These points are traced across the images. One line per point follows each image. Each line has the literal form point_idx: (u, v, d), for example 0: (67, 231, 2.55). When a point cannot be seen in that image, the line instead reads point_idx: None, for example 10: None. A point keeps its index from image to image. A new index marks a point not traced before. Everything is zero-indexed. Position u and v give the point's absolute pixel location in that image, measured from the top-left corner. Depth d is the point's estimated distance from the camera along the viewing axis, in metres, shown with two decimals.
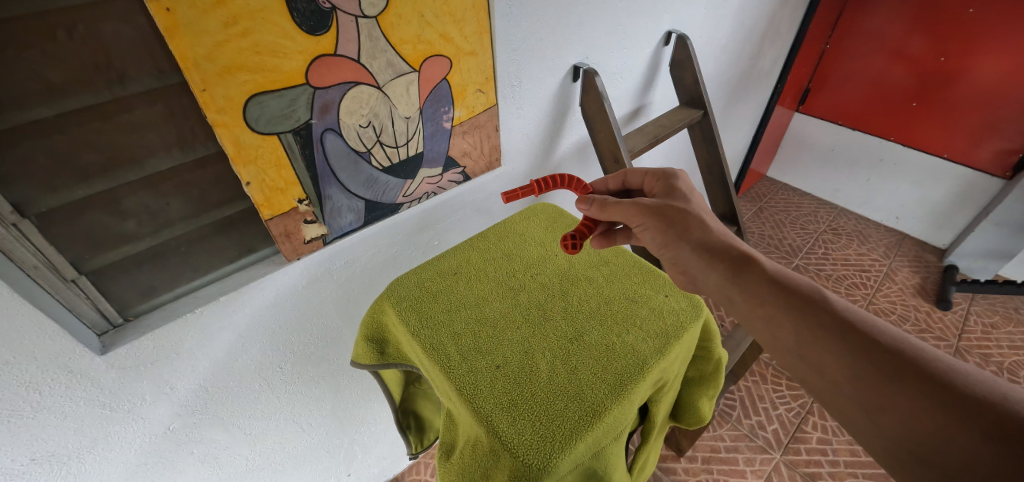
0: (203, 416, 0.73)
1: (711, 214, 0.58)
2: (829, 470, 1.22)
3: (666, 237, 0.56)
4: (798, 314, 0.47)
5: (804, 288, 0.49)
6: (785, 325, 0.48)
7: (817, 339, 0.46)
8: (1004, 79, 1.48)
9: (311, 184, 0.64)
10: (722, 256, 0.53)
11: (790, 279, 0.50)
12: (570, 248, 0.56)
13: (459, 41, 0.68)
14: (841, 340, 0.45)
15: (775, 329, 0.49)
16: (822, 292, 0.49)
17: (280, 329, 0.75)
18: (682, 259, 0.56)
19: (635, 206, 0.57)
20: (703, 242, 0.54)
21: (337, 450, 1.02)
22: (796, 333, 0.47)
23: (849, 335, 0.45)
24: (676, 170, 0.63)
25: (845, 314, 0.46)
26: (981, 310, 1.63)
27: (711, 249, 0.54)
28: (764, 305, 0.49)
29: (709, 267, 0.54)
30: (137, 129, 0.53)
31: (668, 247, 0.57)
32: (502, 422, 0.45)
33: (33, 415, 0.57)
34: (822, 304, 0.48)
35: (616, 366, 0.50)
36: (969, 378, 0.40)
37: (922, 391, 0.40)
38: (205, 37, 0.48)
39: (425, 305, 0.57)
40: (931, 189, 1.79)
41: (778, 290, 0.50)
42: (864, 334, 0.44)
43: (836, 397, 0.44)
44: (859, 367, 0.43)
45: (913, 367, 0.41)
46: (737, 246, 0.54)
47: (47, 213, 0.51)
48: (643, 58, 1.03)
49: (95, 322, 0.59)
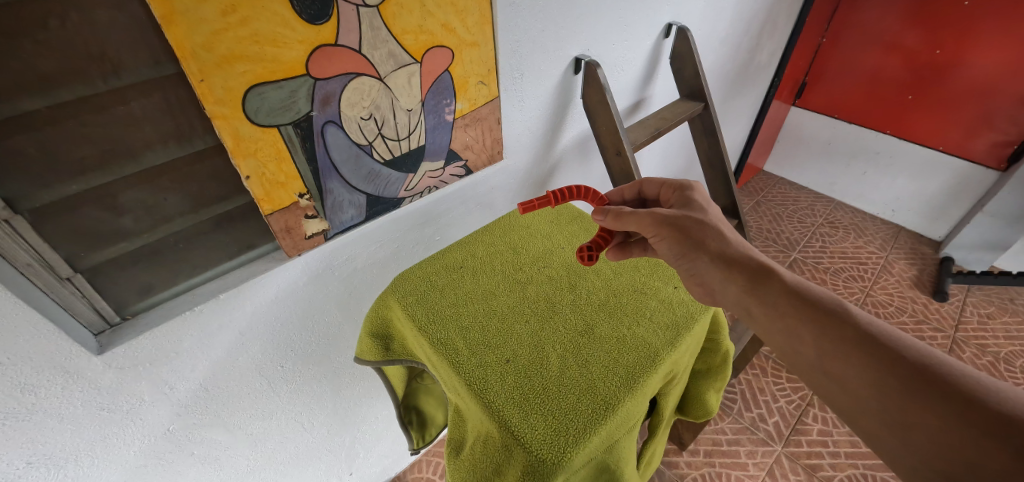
0: (203, 417, 0.72)
1: (729, 225, 0.57)
2: (830, 461, 1.23)
3: (683, 247, 0.55)
4: (818, 326, 0.47)
5: (824, 300, 0.49)
6: (805, 338, 0.48)
7: (839, 352, 0.45)
8: (1000, 72, 1.49)
9: (311, 178, 0.63)
10: (739, 267, 0.53)
11: (810, 291, 0.50)
12: (586, 260, 0.55)
13: (461, 32, 0.67)
14: (864, 352, 0.44)
15: (795, 341, 0.49)
16: (843, 304, 0.48)
17: (281, 327, 0.74)
18: (700, 270, 0.55)
19: (650, 216, 0.57)
20: (721, 254, 0.54)
21: (339, 449, 1.01)
22: (816, 345, 0.47)
23: (872, 349, 0.44)
24: (693, 181, 0.63)
25: (867, 327, 0.46)
26: (977, 301, 1.64)
27: (728, 260, 0.53)
28: (782, 316, 0.49)
29: (728, 279, 0.53)
30: (133, 121, 0.51)
31: (686, 257, 0.56)
32: (515, 417, 0.44)
33: (29, 417, 0.55)
34: (844, 315, 0.47)
35: (628, 359, 0.49)
36: (999, 394, 0.39)
37: (948, 406, 0.39)
38: (202, 26, 0.47)
39: (432, 299, 0.56)
40: (927, 182, 1.80)
41: (798, 301, 0.49)
42: (887, 348, 0.44)
43: (859, 412, 0.44)
44: (882, 382, 0.42)
45: (939, 383, 0.41)
46: (754, 256, 0.54)
47: (40, 209, 0.50)
48: (644, 50, 1.03)
49: (91, 321, 0.57)
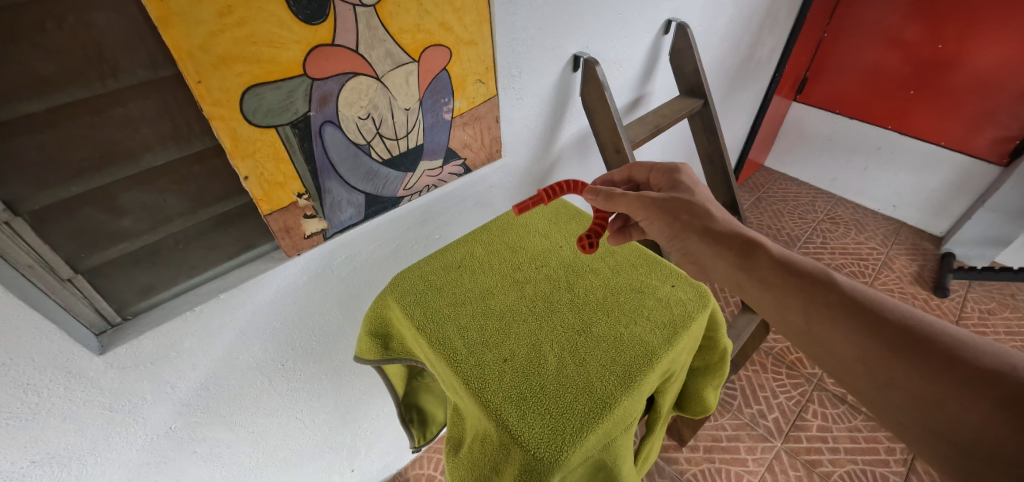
0: (204, 415, 0.72)
1: (717, 204, 0.58)
2: (830, 457, 1.23)
3: (674, 228, 0.57)
4: (806, 298, 0.49)
5: (811, 270, 0.51)
6: (794, 311, 0.49)
7: (829, 323, 0.47)
8: (1002, 67, 1.48)
9: (309, 178, 0.63)
10: (729, 244, 0.54)
11: (796, 261, 0.52)
12: (586, 248, 0.56)
13: (459, 30, 0.67)
14: (850, 318, 0.46)
15: (785, 311, 0.50)
16: (829, 273, 0.50)
17: (281, 326, 0.74)
18: (691, 248, 0.57)
19: (639, 198, 0.58)
20: (710, 232, 0.55)
21: (340, 446, 1.02)
22: (806, 316, 0.49)
23: (858, 314, 0.46)
24: (680, 164, 0.64)
25: (852, 294, 0.48)
26: (978, 297, 1.64)
27: (718, 238, 0.55)
28: (772, 288, 0.51)
29: (717, 255, 0.55)
30: (131, 123, 0.51)
31: (677, 239, 0.58)
32: (511, 416, 0.44)
33: (32, 417, 0.56)
34: (830, 283, 0.49)
35: (625, 357, 0.49)
36: (978, 350, 0.41)
37: (931, 365, 0.41)
38: (199, 28, 0.47)
39: (428, 299, 0.56)
40: (929, 177, 1.80)
41: (786, 273, 0.51)
42: (873, 313, 0.46)
43: (849, 375, 0.46)
44: (868, 346, 0.45)
45: (921, 344, 0.43)
46: (742, 232, 0.55)
47: (41, 211, 0.50)
48: (643, 47, 1.02)
49: (92, 321, 0.58)
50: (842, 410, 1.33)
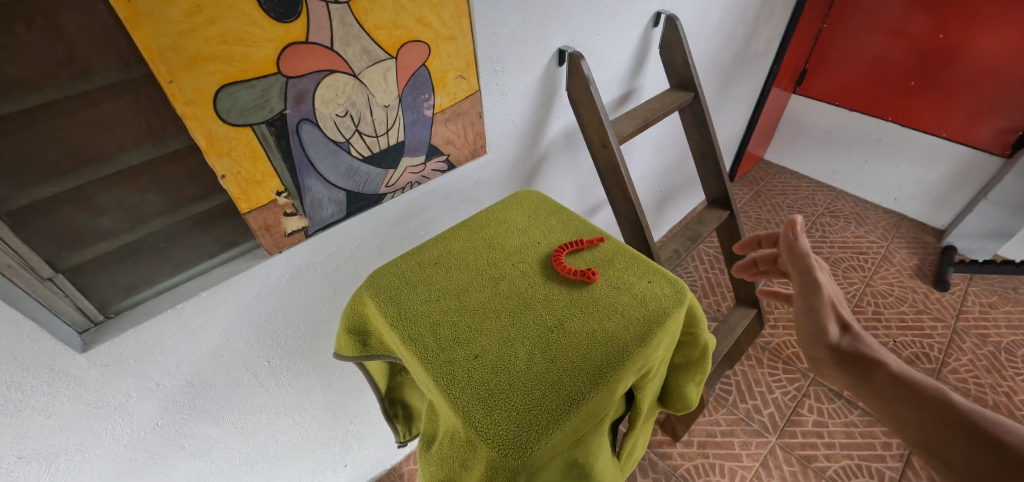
0: (190, 412, 0.74)
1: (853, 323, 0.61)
2: (825, 452, 1.23)
3: (810, 343, 0.61)
4: (933, 424, 0.47)
5: (938, 391, 0.49)
6: (921, 433, 0.48)
7: (953, 448, 0.45)
8: (1005, 56, 1.45)
9: (288, 176, 0.63)
10: (848, 362, 0.57)
11: (917, 381, 0.51)
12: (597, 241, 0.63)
13: (437, 25, 0.67)
14: (984, 448, 0.43)
15: (912, 435, 0.49)
16: (961, 399, 0.47)
17: (265, 324, 0.75)
18: (823, 366, 0.60)
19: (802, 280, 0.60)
20: (840, 350, 0.58)
21: (332, 442, 1.03)
22: (936, 442, 0.46)
23: (990, 443, 0.43)
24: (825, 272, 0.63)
25: (989, 423, 0.44)
26: (979, 291, 1.62)
27: (842, 356, 0.58)
28: (894, 409, 0.51)
29: (842, 374, 0.58)
30: (105, 124, 0.52)
31: (813, 354, 0.61)
32: (479, 414, 0.44)
33: (17, 414, 0.57)
34: (964, 411, 0.46)
35: (597, 353, 0.49)
36: None
37: None
38: (168, 27, 0.47)
39: (404, 295, 0.56)
40: (930, 169, 1.77)
41: (903, 391, 0.51)
42: (1001, 439, 0.43)
43: None
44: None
45: None
46: (868, 352, 0.56)
47: (19, 210, 0.51)
48: (631, 40, 1.01)
49: (75, 319, 0.58)
50: (839, 405, 1.33)
